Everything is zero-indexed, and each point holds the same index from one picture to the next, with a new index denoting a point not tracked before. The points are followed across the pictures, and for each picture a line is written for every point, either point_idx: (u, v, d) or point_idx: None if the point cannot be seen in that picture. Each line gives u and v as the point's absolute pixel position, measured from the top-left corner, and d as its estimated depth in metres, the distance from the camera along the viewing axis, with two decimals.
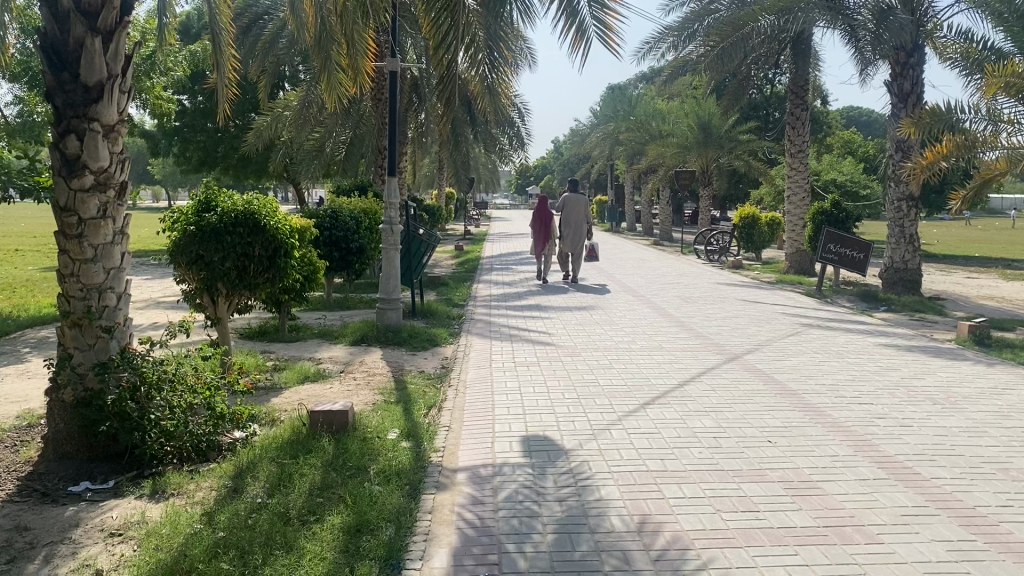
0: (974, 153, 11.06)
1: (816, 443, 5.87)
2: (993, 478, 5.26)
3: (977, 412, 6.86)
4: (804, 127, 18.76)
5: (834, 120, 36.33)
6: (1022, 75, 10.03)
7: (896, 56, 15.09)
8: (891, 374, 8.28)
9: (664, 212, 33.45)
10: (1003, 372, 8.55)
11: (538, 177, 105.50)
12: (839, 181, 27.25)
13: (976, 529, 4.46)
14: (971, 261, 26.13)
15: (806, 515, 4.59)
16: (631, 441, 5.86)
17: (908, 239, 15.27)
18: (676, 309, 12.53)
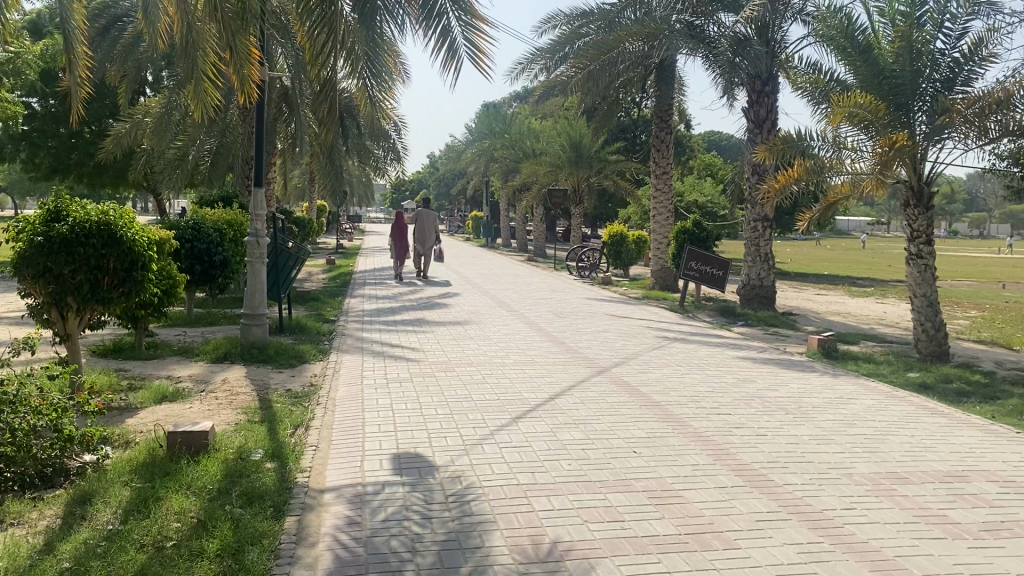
0: (823, 177, 11.74)
1: (678, 452, 6.09)
2: (838, 482, 5.60)
3: (824, 420, 7.31)
4: (669, 149, 19.51)
5: (696, 144, 38.04)
6: (864, 107, 10.75)
7: (753, 85, 15.92)
8: (747, 385, 8.68)
9: (537, 228, 34.04)
10: (849, 383, 9.14)
11: (413, 191, 105.12)
12: (701, 203, 28.58)
13: (823, 531, 4.73)
14: (819, 279, 27.79)
15: (668, 523, 4.75)
16: (503, 455, 5.90)
17: (763, 257, 16.10)
18: (548, 324, 12.72)
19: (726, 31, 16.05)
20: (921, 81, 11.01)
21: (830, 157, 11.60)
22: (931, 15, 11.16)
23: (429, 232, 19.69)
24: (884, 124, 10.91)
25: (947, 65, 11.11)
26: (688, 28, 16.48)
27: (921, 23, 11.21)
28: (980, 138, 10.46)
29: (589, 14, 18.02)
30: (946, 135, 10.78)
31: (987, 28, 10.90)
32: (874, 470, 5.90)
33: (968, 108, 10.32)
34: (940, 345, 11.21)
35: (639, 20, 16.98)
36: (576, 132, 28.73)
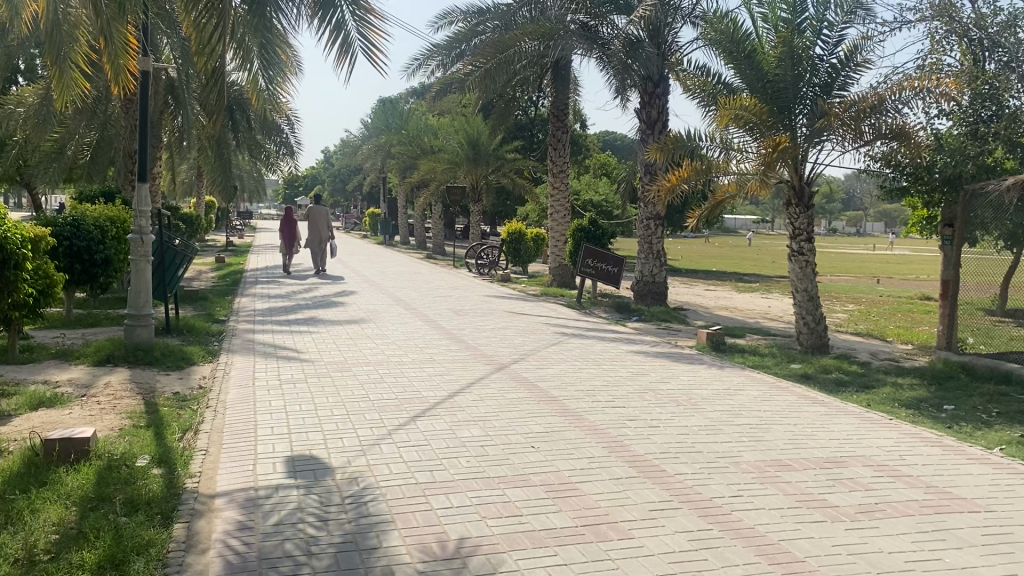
0: (711, 177, 12.12)
1: (574, 446, 6.19)
2: (727, 471, 5.82)
3: (713, 411, 7.58)
4: (565, 148, 19.78)
5: (592, 143, 38.70)
6: (749, 109, 11.14)
7: (645, 86, 16.28)
8: (640, 379, 8.90)
9: (435, 226, 33.90)
10: (736, 375, 9.50)
11: (308, 187, 102.99)
12: (596, 202, 29.10)
13: (712, 518, 4.90)
14: (709, 275, 28.73)
15: (565, 516, 4.82)
16: (400, 454, 5.85)
17: (656, 254, 16.52)
18: (446, 321, 12.70)
19: (618, 33, 16.36)
20: (802, 86, 11.53)
21: (718, 158, 11.98)
22: (811, 23, 11.68)
23: (321, 227, 19.48)
24: (768, 126, 11.35)
25: (826, 70, 11.68)
26: (583, 29, 16.72)
27: (801, 29, 11.72)
28: (856, 140, 11.16)
29: (485, 12, 18.12)
30: (825, 137, 11.31)
31: (862, 35, 11.53)
32: (760, 458, 6.15)
33: (845, 112, 10.92)
34: (819, 337, 11.79)
35: (534, 20, 17.14)
36: (474, 129, 28.77)
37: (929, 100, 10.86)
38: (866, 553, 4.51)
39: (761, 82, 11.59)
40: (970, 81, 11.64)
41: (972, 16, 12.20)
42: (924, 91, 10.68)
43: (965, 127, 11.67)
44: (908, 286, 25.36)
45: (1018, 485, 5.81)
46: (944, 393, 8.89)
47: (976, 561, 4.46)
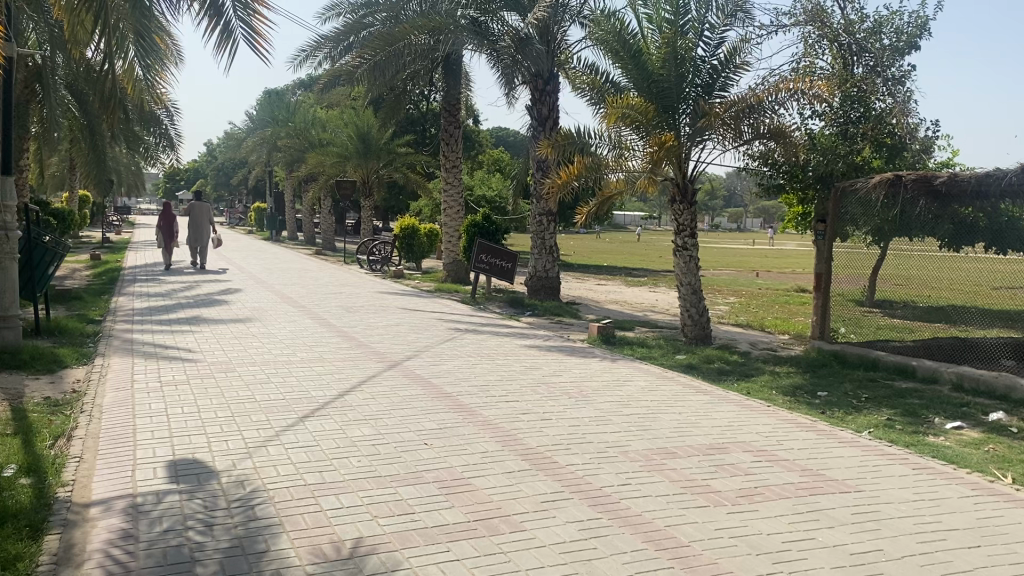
0: (600, 174, 12.34)
1: (467, 442, 6.21)
2: (616, 460, 5.96)
3: (603, 402, 7.74)
4: (458, 143, 19.74)
5: (484, 138, 38.82)
6: (635, 108, 11.40)
7: (535, 83, 16.45)
8: (533, 373, 9.00)
9: (325, 221, 33.26)
10: (625, 366, 9.73)
11: (190, 181, 99.21)
12: (489, 197, 29.20)
13: (602, 507, 5.02)
14: (599, 270, 29.33)
15: (457, 512, 4.83)
16: (289, 456, 5.73)
17: (548, 250, 16.71)
18: (336, 318, 12.49)
19: (509, 30, 16.45)
20: (685, 86, 11.87)
21: (607, 156, 12.20)
22: (692, 25, 12.05)
23: (202, 224, 19.00)
24: (653, 125, 11.64)
25: (708, 71, 12.06)
26: (473, 24, 16.72)
27: (684, 31, 12.06)
28: (735, 139, 11.55)
29: (373, 4, 17.91)
30: (706, 137, 11.68)
31: (740, 38, 11.96)
32: (647, 447, 6.33)
33: (725, 112, 11.29)
34: (703, 329, 12.20)
35: (423, 14, 17.05)
36: (364, 122, 28.38)
37: (803, 101, 11.44)
38: (746, 535, 4.70)
39: (646, 82, 11.86)
40: (841, 83, 12.34)
41: (841, 23, 12.95)
42: (799, 92, 11.23)
43: (835, 126, 12.39)
44: (785, 279, 26.53)
45: (884, 465, 6.18)
46: (819, 380, 9.36)
47: (847, 538, 4.73)
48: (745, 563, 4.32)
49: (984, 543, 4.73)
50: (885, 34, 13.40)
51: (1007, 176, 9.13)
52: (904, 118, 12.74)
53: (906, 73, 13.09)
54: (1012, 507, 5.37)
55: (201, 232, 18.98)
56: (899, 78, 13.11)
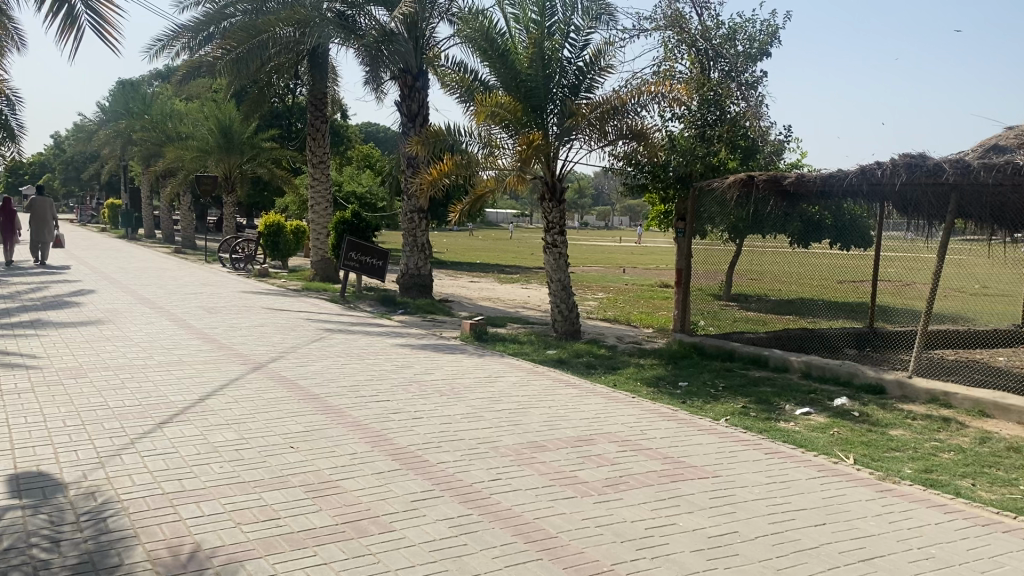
0: (471, 172, 12.34)
1: (335, 443, 6.10)
2: (487, 456, 6.00)
3: (475, 399, 7.78)
4: (325, 138, 19.32)
5: (353, 134, 38.23)
6: (504, 106, 11.50)
7: (404, 80, 16.32)
8: (404, 371, 8.94)
9: (185, 218, 31.86)
10: (497, 363, 9.81)
11: (35, 175, 92.82)
12: (358, 193, 28.73)
13: (471, 503, 5.04)
14: (472, 267, 29.42)
15: (325, 515, 4.75)
16: (146, 464, 5.47)
17: (420, 247, 16.64)
18: (196, 320, 11.99)
19: (375, 25, 16.19)
20: (552, 86, 12.03)
21: (478, 154, 12.21)
22: (559, 26, 12.20)
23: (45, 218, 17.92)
24: (522, 124, 11.77)
25: (574, 72, 12.25)
26: (339, 18, 16.40)
27: (551, 32, 12.20)
28: (600, 140, 11.87)
29: None
30: (573, 137, 11.93)
31: (605, 41, 12.25)
32: (517, 441, 6.41)
33: (592, 113, 11.64)
34: (572, 324, 12.43)
35: (287, 5, 16.60)
36: (225, 116, 27.34)
37: (664, 104, 11.88)
38: (611, 523, 4.84)
39: (515, 81, 11.95)
40: (699, 87, 12.88)
41: (698, 29, 13.47)
42: (659, 96, 11.66)
43: (694, 128, 12.89)
44: (649, 275, 27.46)
45: (739, 450, 6.50)
46: (681, 371, 9.74)
47: (705, 522, 4.94)
48: (610, 551, 4.45)
49: (828, 520, 5.06)
50: (738, 40, 14.06)
51: (847, 177, 9.71)
52: (756, 121, 13.39)
53: (758, 78, 13.76)
54: (854, 486, 5.76)
55: (45, 227, 17.91)
56: (752, 83, 13.78)
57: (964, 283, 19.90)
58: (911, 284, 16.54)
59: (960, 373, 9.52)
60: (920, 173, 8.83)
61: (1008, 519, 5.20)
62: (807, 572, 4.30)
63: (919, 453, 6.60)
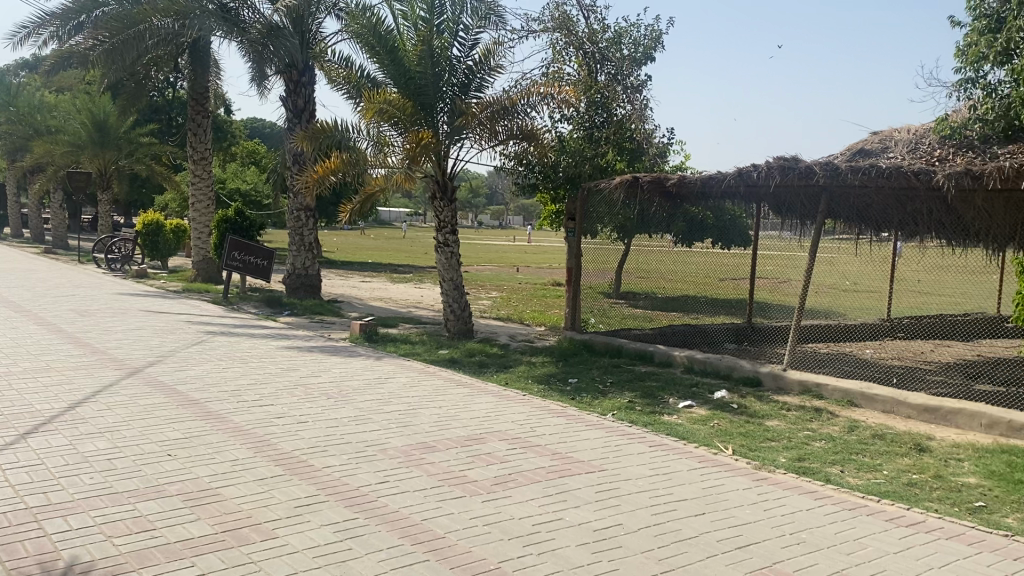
0: (360, 170, 12.14)
1: (215, 450, 5.90)
2: (375, 458, 5.93)
3: (363, 401, 7.68)
4: (207, 134, 18.66)
5: (238, 130, 37.13)
6: (392, 104, 11.37)
7: (290, 75, 15.93)
8: (290, 374, 8.74)
9: (56, 215, 30.18)
10: (387, 363, 9.71)
11: None
12: (243, 190, 27.90)
13: (357, 507, 4.97)
14: (363, 267, 29.05)
15: (203, 524, 4.58)
16: (8, 478, 5.14)
17: (308, 246, 16.28)
18: (68, 323, 11.39)
19: (259, 17, 15.71)
20: (441, 84, 11.95)
21: (367, 151, 12.02)
22: (447, 24, 12.15)
23: None
24: (411, 121, 11.66)
25: (463, 71, 12.22)
26: (221, 10, 15.85)
27: (440, 30, 12.14)
28: (491, 139, 11.92)
29: None
30: (463, 136, 11.92)
31: (494, 41, 12.28)
32: (405, 443, 6.36)
33: (481, 112, 11.69)
34: (465, 323, 12.44)
35: None
36: (100, 108, 26.00)
37: (552, 105, 12.02)
38: (499, 521, 4.87)
39: (404, 79, 11.82)
40: (586, 89, 13.08)
41: (585, 32, 13.67)
42: (548, 97, 11.81)
43: (582, 130, 13.13)
44: (542, 275, 27.73)
45: (624, 444, 6.65)
46: (570, 368, 9.89)
47: (591, 516, 5.03)
48: (497, 549, 4.46)
49: (707, 510, 5.24)
50: (624, 44, 14.33)
51: (725, 178, 10.04)
52: (642, 124, 13.65)
53: (643, 81, 14.04)
54: (732, 475, 5.98)
55: None
56: (638, 86, 14.05)
57: (835, 279, 20.99)
58: (785, 281, 17.36)
59: (831, 365, 10.03)
60: (793, 175, 9.21)
61: (872, 502, 5.51)
62: (686, 560, 4.43)
63: (793, 442, 6.91)
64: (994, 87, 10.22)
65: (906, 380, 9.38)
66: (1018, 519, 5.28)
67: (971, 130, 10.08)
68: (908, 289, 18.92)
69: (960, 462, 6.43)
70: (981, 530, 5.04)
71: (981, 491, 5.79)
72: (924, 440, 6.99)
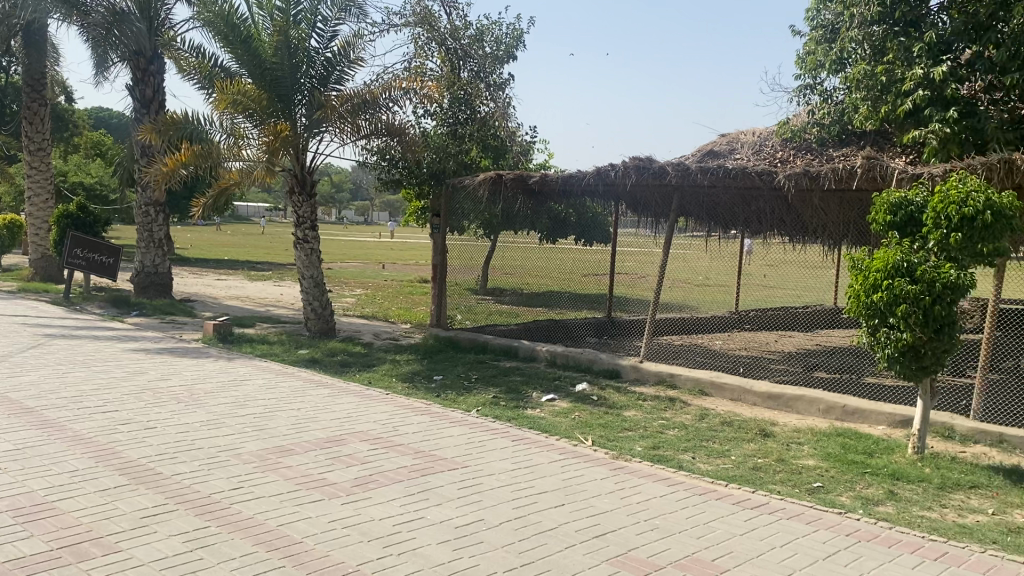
0: (214, 163, 11.69)
1: (52, 461, 5.53)
2: (228, 464, 5.72)
3: (216, 404, 7.38)
4: (44, 123, 17.43)
5: (81, 120, 34.94)
6: (247, 95, 10.98)
7: (136, 62, 15.10)
8: (137, 378, 8.29)
9: None
10: (243, 365, 9.38)
11: None
12: (87, 184, 26.25)
13: (209, 515, 4.78)
14: (219, 264, 27.96)
15: (37, 541, 4.28)
16: None
17: (158, 243, 15.49)
18: None
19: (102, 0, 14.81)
20: (299, 76, 11.62)
21: (221, 144, 11.57)
22: (305, 15, 11.84)
23: None
24: (267, 114, 11.31)
25: (322, 63, 11.93)
26: None
27: (297, 20, 11.81)
28: (352, 134, 11.73)
29: None
30: (322, 129, 11.67)
31: (353, 33, 12.07)
32: (261, 447, 6.16)
33: (342, 106, 11.49)
34: (327, 322, 12.18)
35: None
36: None
37: (415, 99, 11.95)
38: (358, 523, 4.79)
39: (260, 70, 11.43)
40: (449, 85, 13.07)
41: (447, 27, 13.62)
42: (410, 92, 11.73)
43: (445, 126, 13.13)
44: (407, 271, 27.57)
45: (487, 440, 6.69)
46: (434, 365, 9.87)
47: (453, 514, 5.03)
48: (356, 551, 4.39)
49: (567, 501, 5.34)
50: (486, 42, 14.41)
51: (585, 177, 10.30)
52: (505, 122, 13.79)
53: (505, 80, 14.17)
54: (591, 466, 6.13)
55: None
56: (500, 84, 14.15)
57: (690, 274, 21.85)
58: (643, 277, 17.96)
59: (684, 356, 10.46)
60: (648, 175, 9.55)
61: (721, 486, 5.78)
62: (545, 552, 4.50)
63: (649, 431, 7.16)
64: (830, 93, 10.93)
65: (752, 369, 9.89)
66: (851, 497, 5.67)
67: (810, 133, 10.73)
68: (754, 282, 19.99)
69: (800, 445, 6.85)
70: (818, 509, 5.38)
71: (819, 472, 6.18)
72: (768, 426, 7.40)
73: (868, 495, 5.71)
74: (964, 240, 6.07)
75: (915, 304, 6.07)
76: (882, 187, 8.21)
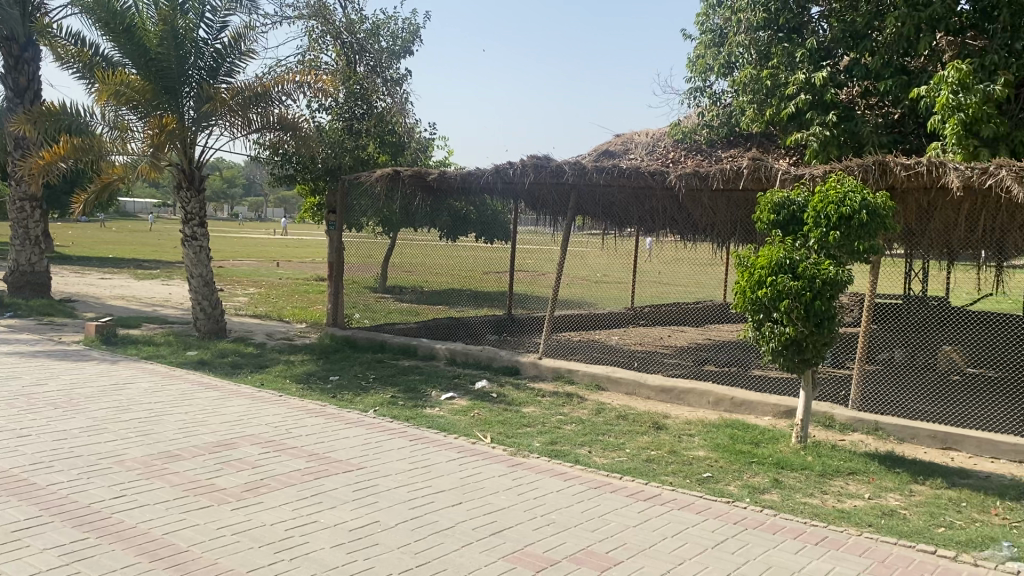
0: (96, 156, 11.18)
1: None
2: (110, 472, 5.48)
3: (98, 410, 7.05)
4: None
5: None
6: (130, 85, 10.51)
7: (8, 48, 14.33)
8: (10, 383, 7.84)
9: None
10: (128, 368, 8.99)
11: None
12: None
13: (87, 526, 4.56)
14: (103, 262, 26.74)
15: None
16: None
17: (33, 240, 14.69)
18: None
19: None
20: (187, 67, 11.17)
21: (103, 136, 11.07)
22: (193, 4, 11.38)
23: None
24: (153, 106, 10.85)
25: (211, 54, 11.50)
26: None
27: (184, 10, 11.34)
28: (244, 127, 11.39)
29: None
30: (211, 122, 11.27)
31: (244, 24, 11.71)
32: (146, 453, 5.92)
33: (231, 99, 11.12)
34: (218, 322, 11.81)
35: None
36: None
37: (310, 92, 11.70)
38: (248, 529, 4.67)
39: (144, 61, 10.93)
40: (345, 80, 12.89)
41: (342, 21, 13.43)
42: (304, 85, 11.48)
43: (342, 121, 12.95)
44: (305, 269, 26.98)
45: (384, 440, 6.63)
46: (331, 365, 9.71)
47: (348, 516, 4.96)
48: (246, 558, 4.28)
49: (464, 499, 5.34)
50: (382, 36, 14.26)
51: (482, 175, 10.34)
52: (402, 118, 13.70)
53: (402, 75, 14.05)
54: (488, 463, 6.15)
55: None
56: (397, 80, 14.01)
57: (587, 272, 22.17)
58: (541, 275, 18.13)
59: (581, 352, 10.62)
60: (545, 173, 9.67)
61: (616, 479, 5.89)
62: (440, 551, 4.49)
63: (546, 427, 7.23)
64: (718, 97, 11.33)
65: (646, 364, 10.12)
66: (738, 486, 5.87)
67: (699, 134, 11.07)
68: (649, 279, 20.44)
69: (691, 437, 7.06)
70: (707, 499, 5.56)
71: (709, 463, 6.38)
72: (660, 419, 7.59)
73: (754, 483, 5.93)
74: (841, 238, 6.37)
75: (796, 299, 6.34)
76: (767, 187, 8.52)
